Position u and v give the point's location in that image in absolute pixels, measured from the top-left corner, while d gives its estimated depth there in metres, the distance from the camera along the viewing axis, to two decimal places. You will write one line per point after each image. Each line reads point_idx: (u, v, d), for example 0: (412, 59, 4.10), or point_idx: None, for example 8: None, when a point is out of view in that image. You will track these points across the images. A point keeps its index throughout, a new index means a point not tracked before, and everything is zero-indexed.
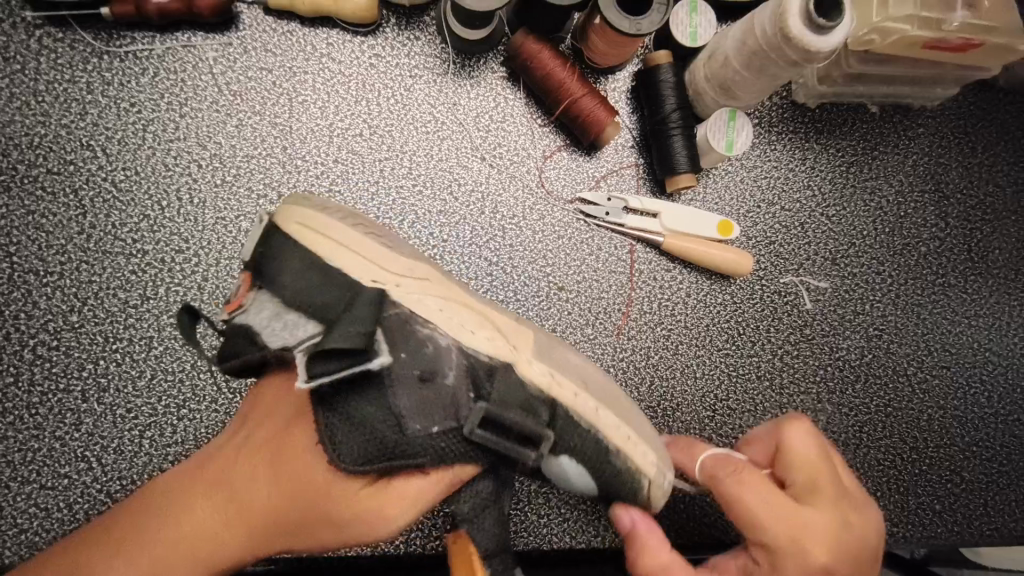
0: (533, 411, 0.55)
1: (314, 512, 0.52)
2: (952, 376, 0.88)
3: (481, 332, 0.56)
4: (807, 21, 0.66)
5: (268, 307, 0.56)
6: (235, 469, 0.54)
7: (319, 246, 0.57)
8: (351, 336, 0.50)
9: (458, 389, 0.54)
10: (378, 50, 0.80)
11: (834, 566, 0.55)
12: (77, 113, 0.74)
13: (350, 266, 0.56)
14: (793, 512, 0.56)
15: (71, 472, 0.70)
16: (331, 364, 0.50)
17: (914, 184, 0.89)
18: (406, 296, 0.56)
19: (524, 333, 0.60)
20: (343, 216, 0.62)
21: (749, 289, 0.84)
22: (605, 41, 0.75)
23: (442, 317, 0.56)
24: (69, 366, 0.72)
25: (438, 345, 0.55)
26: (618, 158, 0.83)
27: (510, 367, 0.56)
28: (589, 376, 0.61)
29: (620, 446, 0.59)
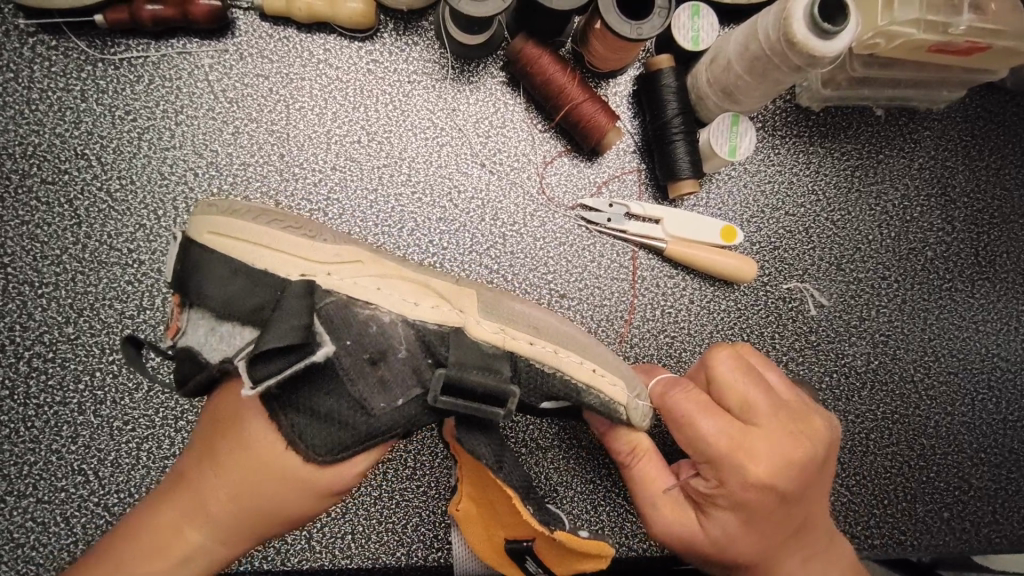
0: (494, 369, 0.56)
1: (277, 478, 0.53)
2: (960, 382, 0.87)
3: (423, 302, 0.58)
4: (811, 24, 0.65)
5: (203, 325, 0.57)
6: (193, 473, 0.54)
7: (240, 251, 0.56)
8: (287, 333, 0.50)
9: (415, 359, 0.56)
10: (376, 56, 0.79)
11: (781, 480, 0.58)
12: (71, 122, 0.73)
13: (277, 264, 0.56)
14: (739, 434, 0.58)
15: (68, 485, 0.70)
16: (273, 362, 0.51)
17: (920, 187, 0.88)
18: (341, 282, 0.56)
19: (465, 290, 0.61)
20: (257, 214, 0.61)
21: (753, 295, 0.83)
22: (604, 45, 0.74)
23: (381, 295, 0.57)
24: (65, 378, 0.71)
25: (382, 324, 0.56)
26: (621, 163, 0.82)
27: (461, 331, 0.57)
28: (540, 323, 0.62)
29: (592, 383, 0.60)
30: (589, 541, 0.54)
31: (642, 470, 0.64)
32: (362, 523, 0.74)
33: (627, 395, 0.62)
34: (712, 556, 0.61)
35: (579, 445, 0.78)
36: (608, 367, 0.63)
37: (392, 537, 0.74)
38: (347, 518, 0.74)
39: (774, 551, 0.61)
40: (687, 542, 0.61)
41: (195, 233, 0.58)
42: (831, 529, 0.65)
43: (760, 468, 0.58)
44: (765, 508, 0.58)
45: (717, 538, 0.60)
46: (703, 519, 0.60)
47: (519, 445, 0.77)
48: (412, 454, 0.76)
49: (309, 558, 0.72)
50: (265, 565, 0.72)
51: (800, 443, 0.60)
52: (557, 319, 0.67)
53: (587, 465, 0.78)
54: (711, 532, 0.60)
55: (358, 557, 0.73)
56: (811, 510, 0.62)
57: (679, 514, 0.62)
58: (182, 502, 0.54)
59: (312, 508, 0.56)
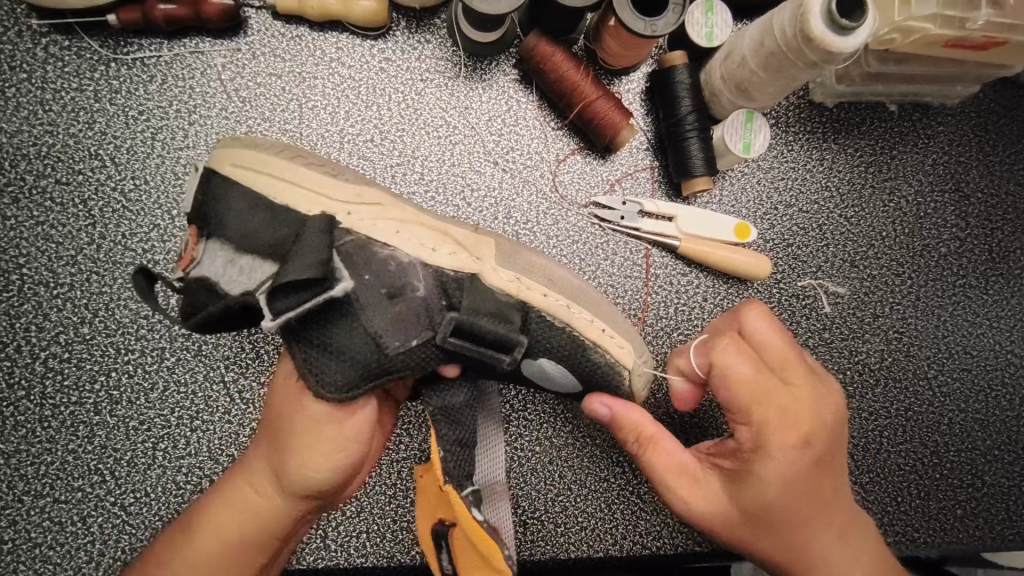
0: (505, 319, 0.58)
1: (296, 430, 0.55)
2: (974, 379, 0.87)
3: (441, 248, 0.59)
4: (829, 20, 0.64)
5: (222, 257, 0.56)
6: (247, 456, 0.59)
7: (263, 186, 0.57)
8: (307, 265, 0.51)
9: (430, 299, 0.57)
10: (388, 54, 0.78)
11: (811, 437, 0.58)
12: (85, 122, 0.73)
13: (297, 200, 0.57)
14: (777, 387, 0.59)
15: (85, 485, 0.70)
16: (300, 295, 0.52)
17: (934, 183, 0.88)
18: (358, 224, 0.57)
19: (483, 237, 0.62)
20: (279, 148, 0.61)
21: (767, 293, 0.83)
22: (618, 42, 0.73)
23: (398, 240, 0.58)
24: (81, 378, 0.71)
25: (402, 264, 0.57)
26: (633, 161, 0.81)
27: (476, 277, 0.58)
28: (556, 276, 0.63)
29: (599, 341, 0.61)
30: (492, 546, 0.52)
31: (656, 459, 0.62)
32: (377, 522, 0.74)
33: (632, 357, 0.64)
34: (743, 527, 0.59)
35: (592, 443, 0.78)
36: (618, 328, 0.64)
37: (407, 536, 0.74)
38: (362, 516, 0.74)
39: (806, 522, 0.59)
40: (715, 512, 0.60)
41: (215, 162, 0.60)
42: (859, 515, 0.63)
43: (795, 420, 0.58)
44: (798, 470, 0.58)
45: (749, 501, 0.58)
46: (734, 486, 0.59)
47: (531, 444, 0.77)
48: (426, 453, 0.76)
49: (325, 557, 0.73)
50: None
51: (830, 402, 0.60)
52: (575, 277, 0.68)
53: (601, 464, 0.78)
54: (741, 496, 0.58)
55: (374, 555, 0.73)
56: (840, 480, 0.61)
57: (701, 488, 0.60)
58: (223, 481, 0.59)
59: (330, 463, 0.55)
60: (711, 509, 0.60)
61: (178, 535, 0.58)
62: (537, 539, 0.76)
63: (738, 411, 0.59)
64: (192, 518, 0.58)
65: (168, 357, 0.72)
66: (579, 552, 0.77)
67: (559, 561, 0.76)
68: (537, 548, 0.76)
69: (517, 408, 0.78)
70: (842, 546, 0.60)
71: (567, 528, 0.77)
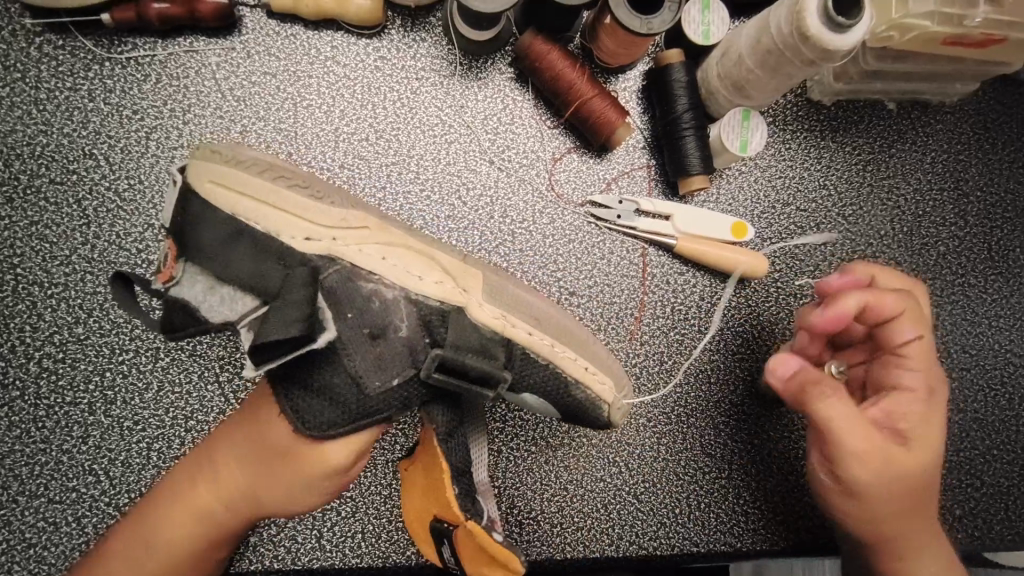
0: (490, 354, 0.57)
1: (279, 459, 0.58)
2: (973, 378, 0.86)
3: (429, 277, 0.57)
4: (825, 17, 0.64)
5: (201, 281, 0.56)
6: (220, 453, 0.61)
7: (244, 210, 0.56)
8: (289, 325, 0.51)
9: (413, 339, 0.56)
10: (383, 52, 0.78)
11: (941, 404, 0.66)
12: (79, 122, 0.73)
13: (282, 226, 0.56)
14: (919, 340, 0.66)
15: (80, 485, 0.70)
16: (276, 352, 0.52)
17: (932, 181, 0.87)
18: (345, 251, 0.56)
19: (470, 267, 0.60)
20: (260, 166, 0.59)
21: (764, 292, 0.82)
22: (614, 40, 0.73)
23: (384, 267, 0.56)
24: (75, 378, 0.71)
25: (385, 299, 0.56)
26: (630, 159, 0.81)
27: (462, 312, 0.57)
28: (544, 315, 0.61)
29: (584, 380, 0.62)
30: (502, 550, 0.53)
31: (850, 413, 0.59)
32: (372, 523, 0.74)
33: (614, 394, 0.64)
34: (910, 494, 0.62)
35: (589, 443, 0.78)
36: (601, 365, 0.63)
37: (402, 537, 0.74)
38: (358, 517, 0.74)
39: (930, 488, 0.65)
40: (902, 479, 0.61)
41: (194, 180, 0.57)
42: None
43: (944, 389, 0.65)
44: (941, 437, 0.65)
45: (922, 466, 0.62)
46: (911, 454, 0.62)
47: (527, 444, 0.77)
48: None
49: (320, 557, 0.73)
50: (276, 564, 0.72)
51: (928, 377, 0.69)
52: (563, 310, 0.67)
53: (597, 463, 0.78)
54: (919, 455, 0.62)
55: (369, 556, 0.73)
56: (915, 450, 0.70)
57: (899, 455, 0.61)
58: (192, 470, 0.61)
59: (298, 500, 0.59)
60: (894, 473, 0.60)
61: (150, 503, 0.61)
62: (533, 539, 0.76)
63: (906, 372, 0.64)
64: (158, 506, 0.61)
65: (163, 357, 0.71)
66: (576, 553, 0.76)
67: (555, 561, 0.76)
68: (532, 549, 0.76)
69: (513, 408, 0.77)
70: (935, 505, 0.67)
71: (563, 528, 0.77)
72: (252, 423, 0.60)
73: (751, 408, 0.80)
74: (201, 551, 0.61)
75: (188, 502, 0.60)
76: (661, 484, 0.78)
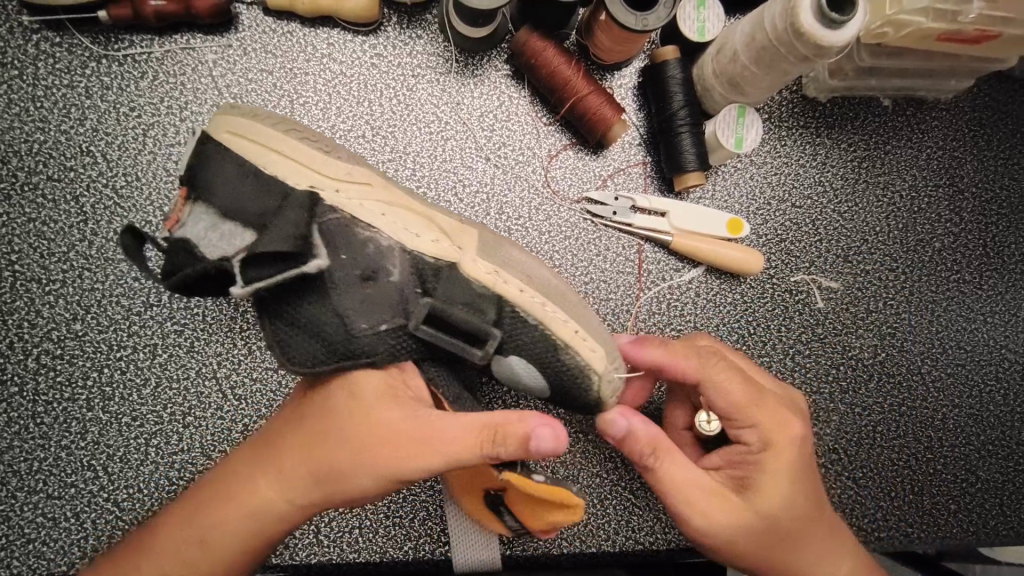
0: (479, 309, 0.58)
1: (361, 454, 0.53)
2: (967, 374, 0.86)
3: (425, 236, 0.59)
4: (819, 14, 0.64)
5: (205, 220, 0.57)
6: (290, 447, 0.56)
7: (254, 155, 0.57)
8: (285, 241, 0.53)
9: (405, 285, 0.58)
10: (379, 49, 0.78)
11: (797, 434, 0.62)
12: (76, 118, 0.73)
13: (288, 173, 0.57)
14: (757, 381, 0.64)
15: (78, 481, 0.70)
16: (270, 269, 0.54)
17: (928, 178, 0.87)
18: (346, 202, 0.57)
19: (467, 228, 0.61)
20: (276, 120, 0.60)
21: (760, 288, 0.83)
22: (610, 37, 0.73)
23: (383, 221, 0.58)
24: (74, 374, 0.71)
25: (380, 248, 0.57)
26: (626, 156, 0.81)
27: (454, 266, 0.58)
28: (538, 277, 0.61)
29: (574, 342, 0.59)
30: (554, 490, 0.54)
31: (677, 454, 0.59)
32: (369, 518, 0.74)
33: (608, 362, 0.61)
34: (766, 535, 0.59)
35: (585, 439, 0.78)
36: (595, 332, 0.62)
37: (399, 532, 0.74)
38: (355, 512, 0.74)
39: (807, 520, 0.61)
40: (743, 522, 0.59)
41: (211, 129, 0.59)
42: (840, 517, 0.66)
43: (782, 419, 0.62)
44: (796, 467, 0.61)
45: (770, 504, 0.59)
46: (753, 497, 0.59)
47: None
48: None
49: (317, 552, 0.73)
50: (274, 560, 0.72)
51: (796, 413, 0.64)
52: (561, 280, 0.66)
53: (594, 459, 0.78)
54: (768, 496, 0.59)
55: (366, 551, 0.74)
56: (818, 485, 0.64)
57: (727, 502, 0.59)
58: (262, 462, 0.57)
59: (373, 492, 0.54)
60: (739, 518, 0.59)
61: (212, 490, 0.58)
62: (529, 534, 0.77)
63: (732, 414, 0.62)
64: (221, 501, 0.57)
65: (160, 353, 0.72)
66: (572, 548, 0.77)
67: (551, 556, 0.76)
68: (529, 544, 0.76)
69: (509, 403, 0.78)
70: (828, 548, 0.63)
71: None
72: (329, 419, 0.55)
73: None
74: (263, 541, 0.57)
75: (249, 494, 0.56)
76: None
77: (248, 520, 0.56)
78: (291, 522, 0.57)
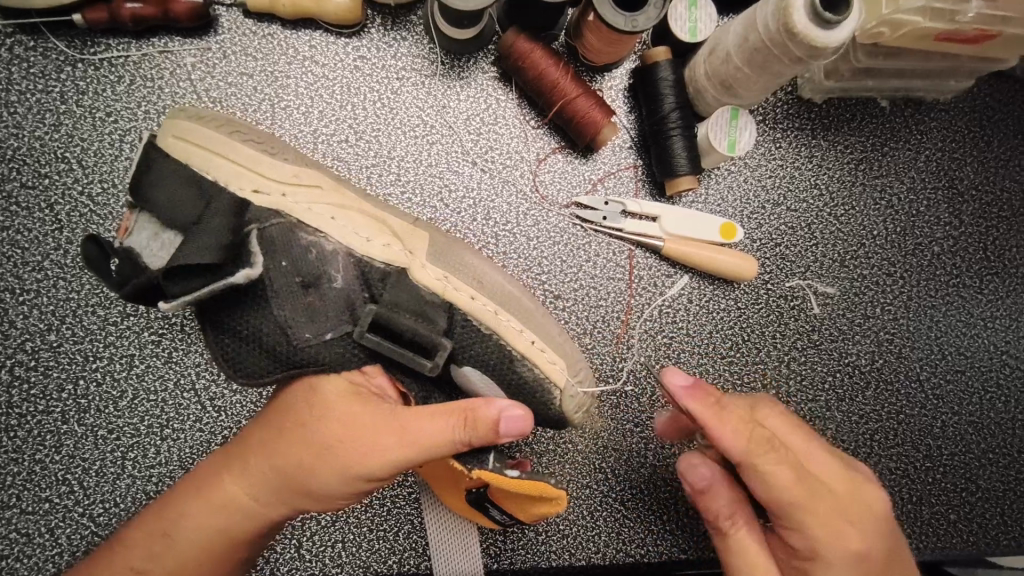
0: (429, 318, 0.57)
1: (327, 449, 0.54)
2: (968, 381, 0.84)
3: (376, 240, 0.58)
4: (812, 14, 0.62)
5: (148, 228, 0.57)
6: (254, 447, 0.56)
7: (197, 160, 0.57)
8: (206, 250, 0.52)
9: (350, 291, 0.57)
10: (363, 52, 0.77)
11: (866, 535, 0.56)
12: (51, 124, 0.72)
13: (230, 179, 0.57)
14: (823, 493, 0.56)
15: (53, 495, 0.69)
16: (195, 282, 0.53)
17: (927, 180, 0.85)
18: (294, 207, 0.57)
19: (420, 231, 0.61)
20: (222, 124, 0.61)
21: (754, 294, 0.81)
22: (599, 38, 0.71)
23: (333, 226, 0.58)
24: (48, 387, 0.70)
25: (323, 252, 0.57)
26: (617, 159, 0.79)
27: (404, 273, 0.58)
28: (490, 282, 0.61)
29: (526, 355, 0.59)
30: (532, 483, 0.55)
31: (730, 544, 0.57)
32: (353, 531, 0.73)
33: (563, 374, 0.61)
34: None
35: (574, 449, 0.76)
36: (548, 341, 0.62)
37: (383, 546, 0.73)
38: (338, 526, 0.72)
39: None
40: None
41: (160, 135, 0.60)
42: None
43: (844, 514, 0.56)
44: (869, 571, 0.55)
45: None
46: None
47: (511, 450, 0.75)
48: None
49: (300, 567, 0.72)
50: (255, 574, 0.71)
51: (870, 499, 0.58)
52: (518, 287, 0.66)
53: (583, 470, 0.76)
54: None
55: (349, 565, 0.72)
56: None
57: None
58: (226, 463, 0.58)
59: (338, 491, 0.54)
60: None
61: (176, 495, 0.58)
62: (517, 548, 0.75)
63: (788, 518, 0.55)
64: (186, 502, 0.57)
65: (137, 365, 0.70)
66: (561, 561, 0.75)
67: (540, 570, 0.75)
68: (516, 557, 0.75)
69: None
70: None
71: (548, 536, 0.75)
72: (293, 417, 0.56)
73: None
74: (227, 544, 0.56)
75: (214, 495, 0.56)
76: (647, 490, 0.77)
77: (211, 521, 0.56)
78: (253, 525, 0.56)
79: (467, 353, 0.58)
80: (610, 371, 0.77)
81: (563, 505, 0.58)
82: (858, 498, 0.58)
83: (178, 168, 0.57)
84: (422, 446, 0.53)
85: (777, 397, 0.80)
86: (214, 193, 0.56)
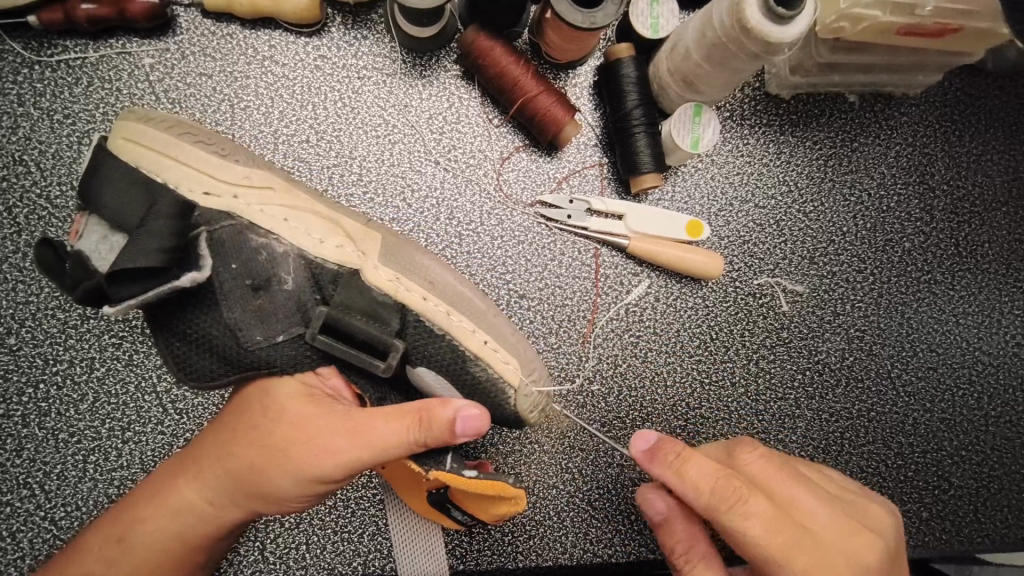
0: (381, 319, 0.57)
1: (282, 450, 0.53)
2: (939, 378, 0.84)
3: (328, 241, 0.58)
4: (764, 10, 0.61)
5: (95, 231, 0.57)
6: (211, 450, 0.56)
7: (146, 162, 0.58)
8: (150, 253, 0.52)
9: (301, 292, 0.57)
10: (323, 51, 0.76)
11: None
12: (9, 127, 0.71)
13: (179, 181, 0.57)
14: (801, 535, 0.52)
15: (14, 499, 0.68)
16: (141, 285, 0.52)
17: (898, 175, 0.85)
18: (245, 208, 0.57)
19: (373, 231, 0.60)
20: (173, 125, 0.61)
21: (721, 292, 0.80)
22: (558, 35, 0.71)
23: (286, 227, 0.57)
24: (8, 391, 0.69)
25: (274, 254, 0.57)
26: (581, 157, 0.79)
27: (356, 273, 0.58)
28: (444, 282, 0.61)
29: (480, 355, 0.59)
30: (490, 484, 0.54)
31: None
32: (316, 533, 0.72)
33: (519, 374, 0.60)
34: None
35: (540, 449, 0.76)
36: (503, 341, 0.61)
37: (348, 547, 0.73)
38: (302, 528, 0.72)
39: None
40: None
41: (110, 137, 0.60)
42: None
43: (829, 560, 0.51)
44: None
45: None
46: None
47: (476, 451, 0.75)
48: None
49: (264, 569, 0.71)
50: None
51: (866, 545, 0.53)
52: (475, 288, 0.66)
53: (549, 471, 0.76)
54: None
55: (314, 567, 0.72)
56: None
57: None
58: (183, 467, 0.57)
59: (293, 493, 0.54)
60: None
61: (132, 500, 0.58)
62: (483, 549, 0.75)
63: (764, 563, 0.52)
64: (142, 506, 0.57)
65: (97, 368, 0.70)
66: (527, 561, 0.75)
67: (506, 571, 0.74)
68: (483, 558, 0.74)
69: None
70: None
71: (514, 537, 0.75)
72: (249, 420, 0.56)
73: (710, 413, 0.79)
74: (183, 548, 0.56)
75: (170, 498, 0.56)
76: (614, 490, 0.76)
77: (166, 524, 0.56)
78: (208, 527, 0.56)
79: (421, 353, 0.58)
80: (575, 371, 0.77)
81: (523, 504, 0.58)
82: (841, 544, 0.53)
83: (127, 170, 0.57)
84: (377, 446, 0.52)
85: (746, 396, 0.80)
86: (161, 195, 0.55)
